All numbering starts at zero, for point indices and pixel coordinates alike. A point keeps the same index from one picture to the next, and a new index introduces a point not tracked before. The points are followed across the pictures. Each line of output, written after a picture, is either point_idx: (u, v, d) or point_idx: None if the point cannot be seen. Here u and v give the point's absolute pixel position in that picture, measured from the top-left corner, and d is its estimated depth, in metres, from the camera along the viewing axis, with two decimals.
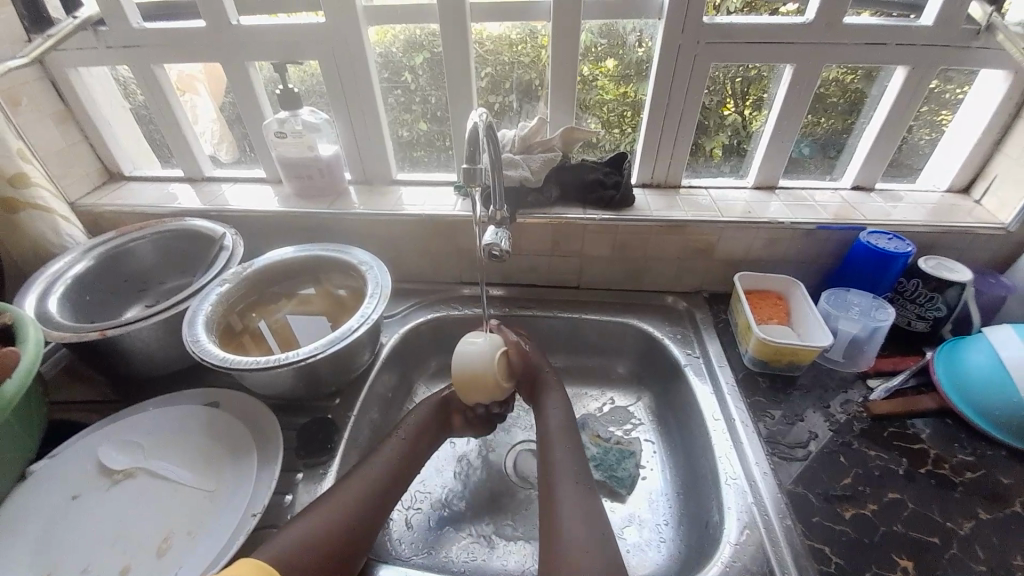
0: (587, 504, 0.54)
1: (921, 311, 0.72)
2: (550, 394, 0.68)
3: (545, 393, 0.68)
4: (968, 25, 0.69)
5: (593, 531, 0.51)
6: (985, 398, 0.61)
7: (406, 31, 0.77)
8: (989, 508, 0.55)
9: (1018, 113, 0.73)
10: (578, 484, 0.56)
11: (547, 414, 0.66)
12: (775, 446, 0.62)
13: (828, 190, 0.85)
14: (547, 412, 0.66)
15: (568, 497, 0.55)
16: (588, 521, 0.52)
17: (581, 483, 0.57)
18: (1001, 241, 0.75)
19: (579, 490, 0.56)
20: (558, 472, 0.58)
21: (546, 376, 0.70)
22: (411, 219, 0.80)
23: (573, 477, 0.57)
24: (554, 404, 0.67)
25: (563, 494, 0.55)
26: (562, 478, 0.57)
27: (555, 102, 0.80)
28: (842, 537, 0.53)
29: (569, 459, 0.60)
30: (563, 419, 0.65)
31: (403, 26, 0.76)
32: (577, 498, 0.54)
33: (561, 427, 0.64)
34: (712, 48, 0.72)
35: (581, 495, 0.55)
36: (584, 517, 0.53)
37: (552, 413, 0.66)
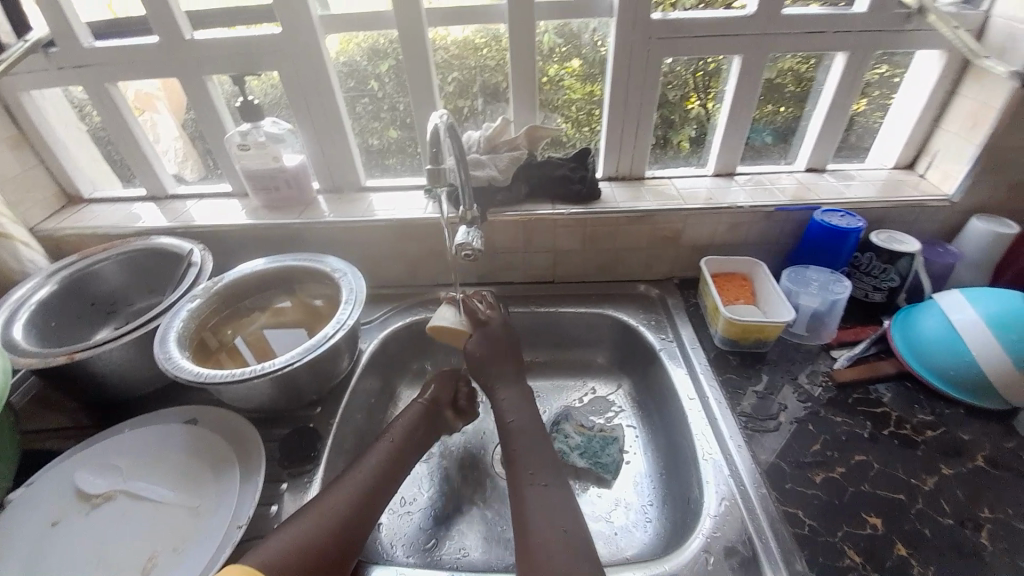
0: (558, 500, 0.55)
1: (876, 283, 0.75)
2: (503, 390, 0.69)
3: (496, 391, 0.69)
4: (900, 9, 0.73)
5: (563, 530, 0.52)
6: (940, 361, 0.64)
7: (370, 38, 0.78)
8: (949, 463, 0.58)
9: (952, 90, 0.78)
10: (550, 486, 0.57)
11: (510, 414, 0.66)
12: (748, 420, 0.64)
13: (783, 174, 0.88)
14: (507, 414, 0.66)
15: (530, 499, 0.56)
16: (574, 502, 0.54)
17: (546, 484, 0.57)
18: (946, 212, 0.80)
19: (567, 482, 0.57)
20: (526, 473, 0.59)
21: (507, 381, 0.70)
22: (382, 224, 0.80)
23: None
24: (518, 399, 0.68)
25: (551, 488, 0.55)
26: (523, 477, 0.58)
27: (519, 101, 0.82)
28: (814, 500, 0.55)
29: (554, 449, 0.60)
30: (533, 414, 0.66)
31: (365, 33, 0.77)
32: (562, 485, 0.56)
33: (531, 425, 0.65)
34: (665, 43, 0.75)
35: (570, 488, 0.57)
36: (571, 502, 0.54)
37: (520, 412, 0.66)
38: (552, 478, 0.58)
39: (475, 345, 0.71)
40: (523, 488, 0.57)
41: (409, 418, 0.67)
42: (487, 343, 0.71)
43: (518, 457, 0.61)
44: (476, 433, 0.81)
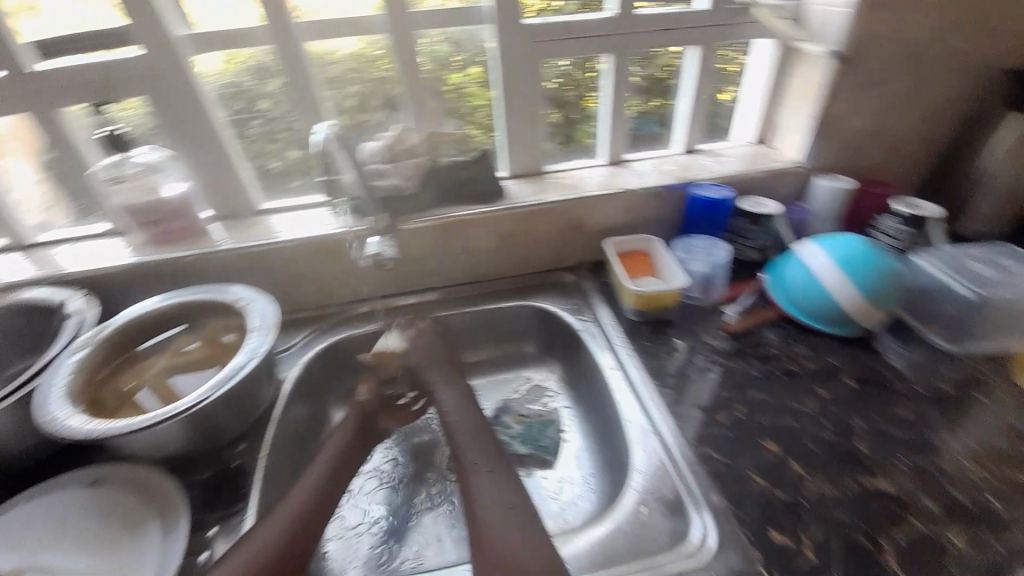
0: (502, 480, 0.58)
1: (751, 244, 0.86)
2: (440, 391, 0.71)
3: (435, 393, 0.71)
4: (732, 6, 0.85)
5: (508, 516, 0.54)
6: (809, 302, 0.74)
7: (256, 56, 0.76)
8: (822, 385, 0.66)
9: (785, 73, 0.92)
10: (493, 472, 0.58)
11: (444, 405, 0.69)
12: (661, 379, 0.70)
13: (665, 158, 0.98)
14: (442, 407, 0.69)
15: (479, 489, 0.57)
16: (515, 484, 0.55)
17: (491, 471, 0.59)
18: (798, 175, 0.93)
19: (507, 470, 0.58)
20: (472, 465, 0.60)
21: (437, 385, 0.72)
22: (287, 245, 0.78)
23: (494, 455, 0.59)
24: (448, 394, 0.71)
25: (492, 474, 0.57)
26: (473, 469, 0.59)
27: (411, 109, 0.84)
28: (721, 438, 0.61)
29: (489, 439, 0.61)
30: (459, 397, 0.70)
31: (248, 50, 0.75)
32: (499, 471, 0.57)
33: (463, 422, 0.66)
34: (542, 45, 0.81)
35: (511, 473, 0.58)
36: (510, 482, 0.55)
37: (452, 403, 0.69)
38: (493, 462, 0.60)
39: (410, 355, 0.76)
40: (470, 479, 0.58)
41: (350, 429, 0.65)
42: (419, 348, 0.77)
43: (466, 449, 0.62)
44: (409, 437, 0.80)
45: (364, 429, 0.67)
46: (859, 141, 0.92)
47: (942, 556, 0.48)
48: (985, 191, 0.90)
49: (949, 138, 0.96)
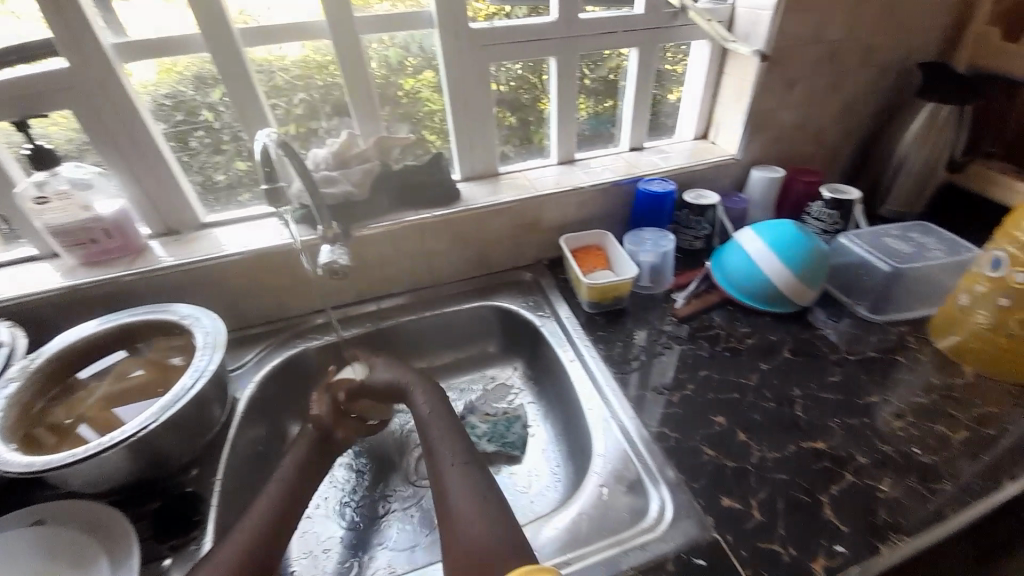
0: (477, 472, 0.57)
1: (695, 233, 0.91)
2: (417, 394, 0.69)
3: (410, 394, 0.69)
4: (666, 8, 0.90)
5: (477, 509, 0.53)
6: (750, 284, 0.79)
7: (193, 64, 0.73)
8: (766, 360, 0.71)
9: (719, 71, 0.98)
10: (461, 466, 0.58)
11: (421, 407, 0.67)
12: (618, 366, 0.72)
13: (613, 155, 1.01)
14: (419, 407, 0.67)
15: (452, 484, 0.56)
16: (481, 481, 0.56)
17: (466, 463, 0.58)
18: (735, 167, 0.99)
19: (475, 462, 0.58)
20: (446, 462, 0.59)
21: (412, 386, 0.70)
22: (236, 259, 0.76)
23: (459, 453, 0.60)
24: (426, 390, 0.69)
25: (459, 472, 0.57)
26: (442, 466, 0.58)
27: (361, 116, 0.83)
28: (674, 416, 0.64)
29: (454, 438, 0.62)
30: (438, 400, 0.68)
31: (185, 58, 0.72)
32: (465, 470, 0.57)
33: (434, 414, 0.66)
34: (488, 49, 0.82)
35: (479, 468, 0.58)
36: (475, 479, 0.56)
37: (429, 401, 0.68)
38: (462, 452, 0.60)
39: (374, 391, 0.73)
40: (445, 474, 0.57)
41: (305, 445, 0.66)
42: (382, 384, 0.72)
43: (433, 442, 0.62)
44: (364, 449, 0.79)
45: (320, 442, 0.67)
46: (786, 133, 0.99)
47: (874, 505, 0.52)
48: (899, 174, 0.98)
49: (864, 128, 1.05)
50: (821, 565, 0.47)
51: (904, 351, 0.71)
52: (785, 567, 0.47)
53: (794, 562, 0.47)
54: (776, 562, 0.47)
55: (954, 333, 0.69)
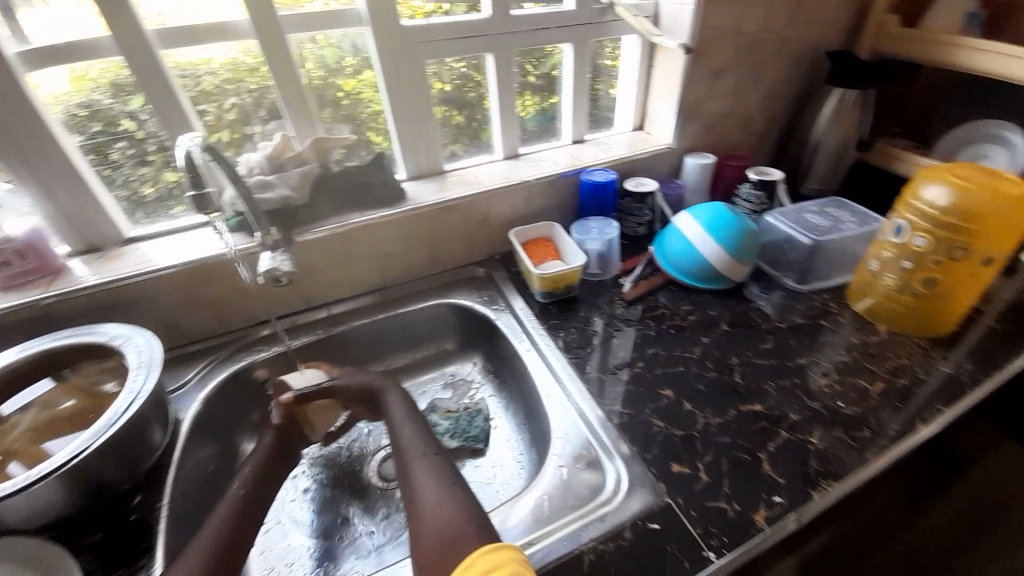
0: (444, 464, 0.58)
1: (638, 220, 0.96)
2: (391, 395, 0.69)
3: (385, 394, 0.70)
4: (597, 5, 0.93)
5: (445, 491, 0.53)
6: (688, 264, 0.83)
7: (106, 71, 0.68)
8: (707, 333, 0.75)
9: (651, 64, 1.02)
10: (430, 456, 0.59)
11: (392, 411, 0.67)
12: (572, 351, 0.75)
13: (557, 148, 1.04)
14: (391, 410, 0.67)
15: (421, 473, 0.57)
16: (441, 474, 0.56)
17: (438, 454, 0.59)
18: (670, 155, 1.04)
19: (436, 458, 0.58)
20: (416, 452, 0.60)
21: (386, 388, 0.71)
22: (169, 273, 0.72)
23: (418, 452, 0.60)
24: (397, 394, 0.70)
25: (419, 469, 0.57)
26: (413, 455, 0.59)
27: (296, 118, 0.81)
28: (626, 393, 0.67)
29: (414, 438, 0.62)
30: (406, 407, 0.67)
31: (97, 65, 0.67)
32: (426, 467, 0.57)
33: (404, 415, 0.66)
34: (424, 46, 0.82)
35: (439, 463, 0.58)
36: (436, 473, 0.56)
37: (396, 405, 0.68)
38: (425, 447, 0.60)
39: (341, 396, 0.73)
40: (416, 463, 0.58)
41: (261, 458, 0.66)
42: (354, 388, 0.72)
43: (404, 437, 0.63)
44: (323, 459, 0.77)
45: (280, 450, 0.69)
46: (715, 121, 1.05)
47: (806, 455, 0.57)
48: (816, 155, 1.07)
49: (785, 114, 1.13)
50: (762, 517, 0.51)
51: (828, 316, 0.77)
52: (731, 522, 0.51)
53: (739, 517, 0.51)
54: (723, 517, 0.51)
55: (868, 297, 0.76)
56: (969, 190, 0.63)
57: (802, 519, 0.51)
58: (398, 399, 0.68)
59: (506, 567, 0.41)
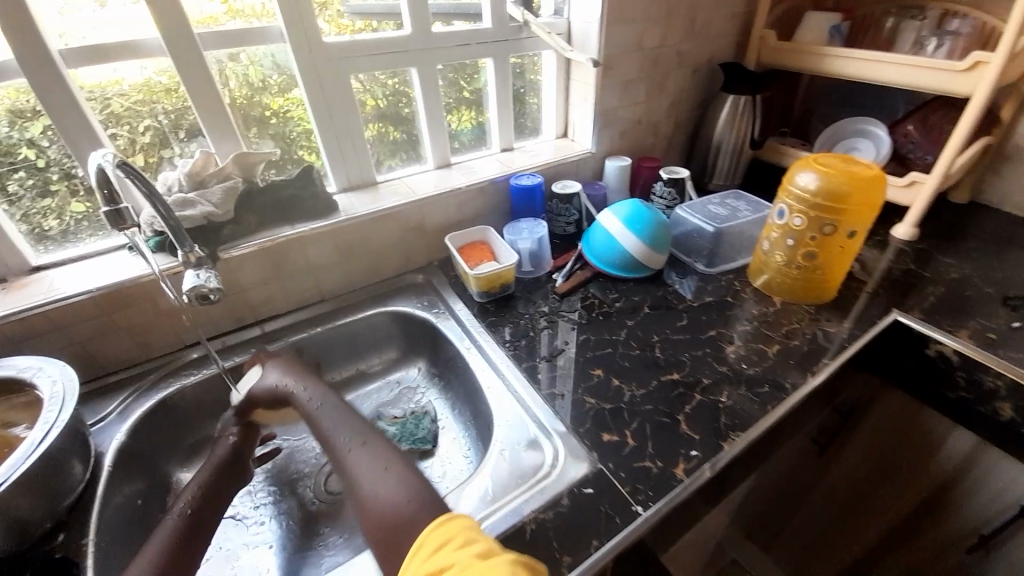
0: (378, 449, 0.59)
1: (566, 220, 1.02)
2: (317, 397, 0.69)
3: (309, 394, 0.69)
4: (513, 23, 0.99)
5: (381, 477, 0.55)
6: (613, 257, 0.90)
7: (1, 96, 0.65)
8: (631, 316, 0.83)
9: (567, 76, 1.10)
10: (364, 445, 0.60)
11: (321, 409, 0.67)
12: (509, 344, 0.79)
13: (487, 157, 1.09)
14: (317, 409, 0.67)
15: (358, 464, 0.58)
16: (378, 459, 0.57)
17: (371, 443, 0.60)
18: (591, 159, 1.12)
19: (371, 444, 0.60)
20: (349, 446, 0.61)
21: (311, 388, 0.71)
22: (84, 302, 0.69)
23: (354, 443, 0.61)
24: (323, 393, 0.70)
25: (357, 458, 0.58)
26: (348, 449, 0.60)
27: (218, 136, 0.80)
28: (560, 377, 0.72)
29: (347, 431, 0.63)
30: (335, 403, 0.68)
31: None
32: (364, 454, 0.58)
33: (334, 411, 0.67)
34: (346, 62, 0.84)
35: (374, 448, 0.59)
36: (373, 460, 0.58)
37: (324, 403, 0.68)
38: (361, 436, 0.62)
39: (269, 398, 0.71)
40: (346, 460, 0.59)
41: (206, 480, 0.65)
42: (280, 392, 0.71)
43: (336, 434, 0.63)
44: (268, 479, 0.76)
45: (225, 469, 0.68)
46: (629, 127, 1.15)
47: (718, 413, 0.64)
48: (718, 154, 1.20)
49: (690, 118, 1.26)
50: (681, 469, 0.57)
51: (733, 294, 0.87)
52: (654, 477, 0.56)
53: (661, 472, 0.57)
54: (648, 475, 0.57)
55: (765, 273, 0.87)
56: (831, 176, 0.74)
57: (715, 467, 0.57)
58: (325, 398, 0.69)
59: (461, 535, 0.42)
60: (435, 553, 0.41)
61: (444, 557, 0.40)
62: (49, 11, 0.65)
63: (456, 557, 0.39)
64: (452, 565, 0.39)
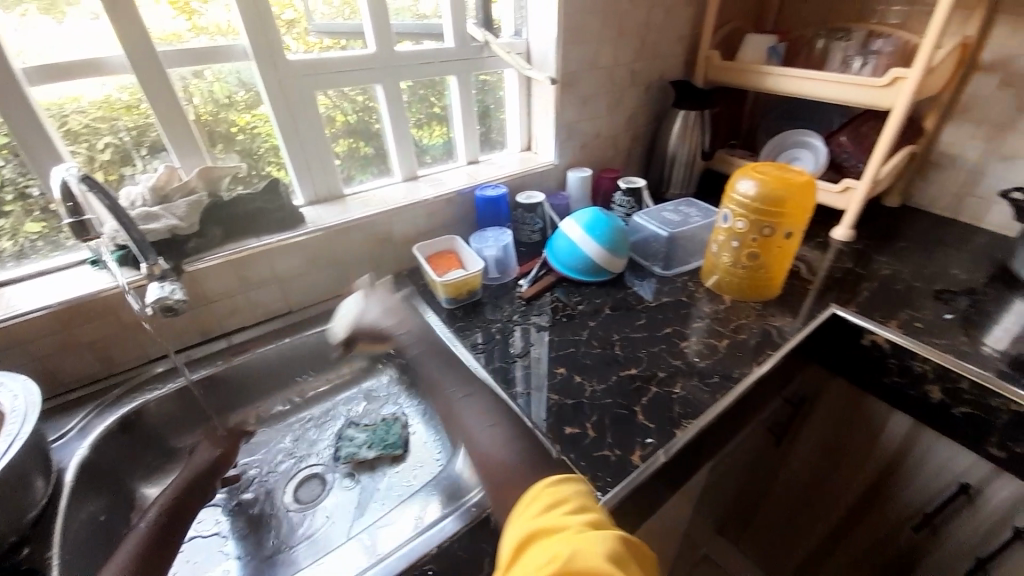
0: (480, 403, 0.70)
1: (531, 228, 1.07)
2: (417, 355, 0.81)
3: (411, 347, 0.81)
4: (474, 43, 1.04)
5: (484, 428, 0.64)
6: (576, 261, 0.94)
7: None
8: (593, 317, 0.87)
9: (528, 93, 1.16)
10: (464, 401, 0.71)
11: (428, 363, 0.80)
12: (477, 348, 0.81)
13: (453, 169, 1.13)
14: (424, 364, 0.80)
15: (464, 415, 0.68)
16: (480, 415, 0.67)
17: (470, 399, 0.71)
18: (554, 171, 1.18)
19: (472, 400, 0.71)
20: (456, 398, 0.72)
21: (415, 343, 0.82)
22: (42, 319, 0.68)
23: (459, 398, 0.72)
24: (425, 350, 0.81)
25: (463, 410, 0.69)
26: (454, 401, 0.72)
27: (181, 151, 0.81)
28: (524, 375, 0.75)
29: (453, 385, 0.75)
30: (435, 361, 0.80)
31: None
32: (469, 409, 0.69)
33: (436, 371, 0.78)
34: (310, 78, 0.86)
35: (475, 403, 0.70)
36: (475, 413, 0.68)
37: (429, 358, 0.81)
38: (464, 392, 0.73)
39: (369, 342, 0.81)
40: (455, 412, 0.70)
41: (168, 499, 0.68)
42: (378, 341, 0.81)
43: (444, 387, 0.75)
44: (235, 494, 0.76)
45: (190, 487, 0.70)
46: (589, 140, 1.21)
47: (672, 403, 0.68)
48: (673, 165, 1.27)
49: (646, 131, 1.33)
50: (638, 456, 0.61)
51: (687, 294, 0.93)
52: (613, 464, 0.60)
53: (619, 459, 0.60)
54: (607, 462, 0.60)
55: (715, 274, 0.93)
56: (768, 183, 0.80)
57: (669, 452, 0.61)
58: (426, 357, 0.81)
59: (569, 502, 0.44)
60: (545, 513, 0.43)
61: (554, 519, 0.42)
62: (7, 26, 0.66)
63: (569, 522, 0.41)
64: (566, 528, 0.41)
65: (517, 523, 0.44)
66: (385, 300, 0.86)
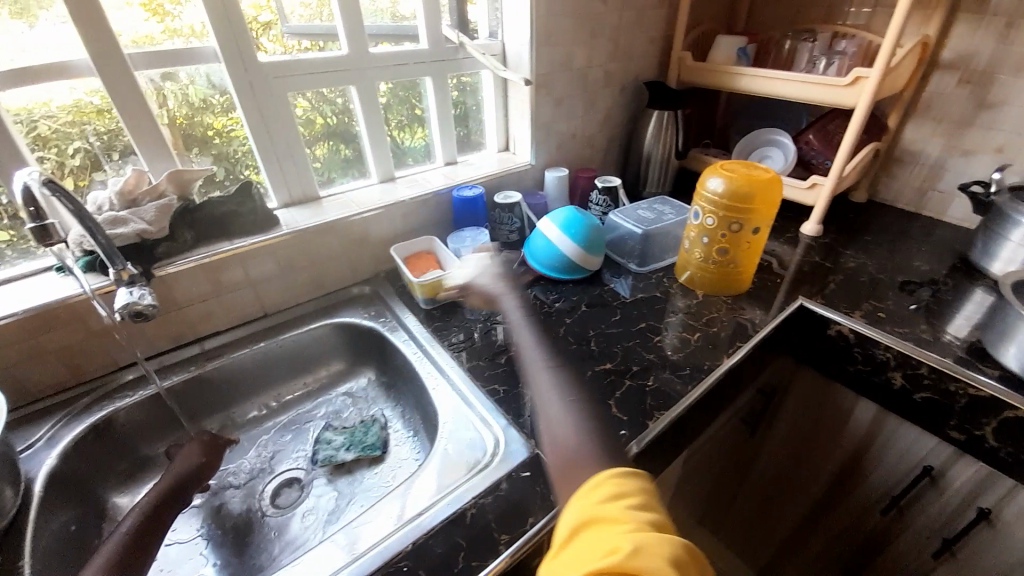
0: (562, 374, 0.74)
1: (509, 228, 1.08)
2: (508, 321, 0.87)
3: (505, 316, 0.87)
4: (449, 44, 1.05)
5: (562, 405, 0.69)
6: (553, 259, 0.95)
7: None
8: (570, 314, 0.88)
9: (505, 93, 1.17)
10: (546, 371, 0.76)
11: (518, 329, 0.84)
12: (453, 347, 0.82)
13: (431, 170, 1.13)
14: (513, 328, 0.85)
15: (548, 384, 0.73)
16: (561, 388, 0.72)
17: (554, 370, 0.76)
18: (531, 171, 1.19)
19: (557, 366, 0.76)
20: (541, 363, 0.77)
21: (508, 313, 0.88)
22: (9, 329, 0.67)
23: (542, 365, 0.77)
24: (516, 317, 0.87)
25: (545, 380, 0.74)
26: (538, 370, 0.76)
27: (151, 155, 0.80)
28: (499, 373, 0.76)
29: (540, 350, 0.80)
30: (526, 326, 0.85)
31: None
32: (552, 378, 0.74)
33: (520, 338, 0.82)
34: (282, 80, 0.86)
35: (558, 370, 0.75)
36: (557, 386, 0.72)
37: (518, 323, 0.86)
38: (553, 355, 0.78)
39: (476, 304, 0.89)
40: (536, 379, 0.74)
41: (143, 509, 0.67)
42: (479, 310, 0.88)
43: (528, 352, 0.79)
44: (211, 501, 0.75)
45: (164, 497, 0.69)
46: (566, 140, 1.23)
47: (646, 396, 0.70)
48: (649, 163, 1.29)
49: (622, 131, 1.35)
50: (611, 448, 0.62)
51: (662, 289, 0.95)
52: None
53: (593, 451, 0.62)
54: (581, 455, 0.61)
55: (688, 269, 0.95)
56: (734, 180, 0.83)
57: (641, 443, 0.63)
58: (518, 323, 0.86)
59: (634, 496, 0.43)
60: (608, 502, 0.42)
61: (617, 511, 0.41)
62: None
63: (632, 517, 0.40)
64: (627, 521, 0.40)
65: (575, 506, 0.43)
66: (495, 269, 0.95)
